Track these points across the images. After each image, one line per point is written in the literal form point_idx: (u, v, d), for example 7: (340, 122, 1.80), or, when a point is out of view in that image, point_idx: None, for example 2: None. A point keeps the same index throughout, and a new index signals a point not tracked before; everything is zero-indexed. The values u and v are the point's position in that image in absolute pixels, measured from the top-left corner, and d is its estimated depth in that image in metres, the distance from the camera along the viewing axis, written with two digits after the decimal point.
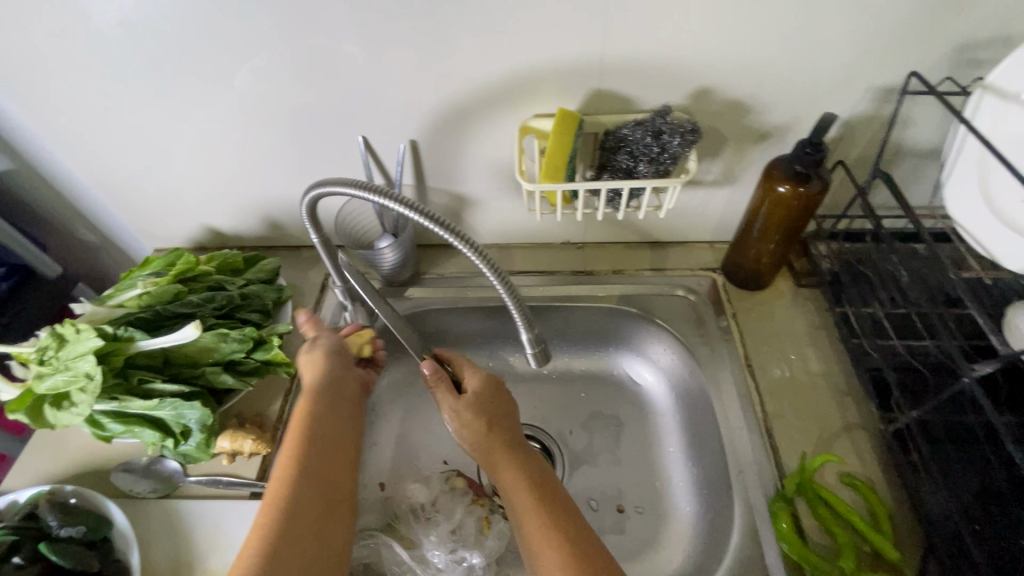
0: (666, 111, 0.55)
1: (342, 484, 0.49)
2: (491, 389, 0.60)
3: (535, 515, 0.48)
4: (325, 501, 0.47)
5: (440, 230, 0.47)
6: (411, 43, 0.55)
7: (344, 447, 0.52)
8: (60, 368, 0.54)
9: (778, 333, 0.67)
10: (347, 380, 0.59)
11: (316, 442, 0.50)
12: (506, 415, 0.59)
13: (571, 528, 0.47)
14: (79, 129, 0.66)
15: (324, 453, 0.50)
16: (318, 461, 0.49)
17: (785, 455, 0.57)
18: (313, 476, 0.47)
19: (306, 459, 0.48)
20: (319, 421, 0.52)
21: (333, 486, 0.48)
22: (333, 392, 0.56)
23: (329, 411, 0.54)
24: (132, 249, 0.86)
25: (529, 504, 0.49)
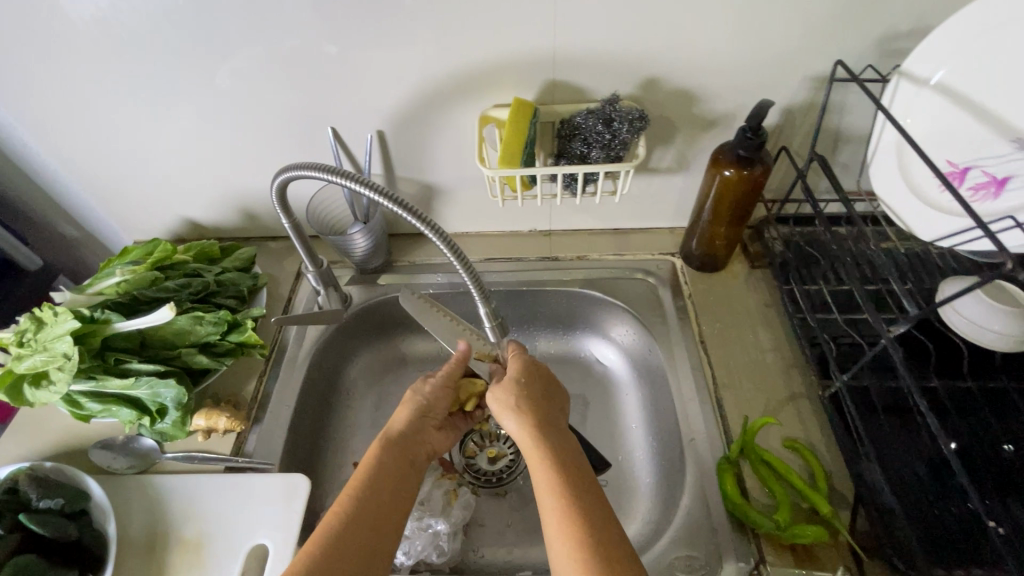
0: (615, 100, 0.59)
1: (396, 523, 0.48)
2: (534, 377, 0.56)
3: (555, 503, 0.43)
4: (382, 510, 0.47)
5: (409, 217, 0.49)
6: (374, 37, 0.58)
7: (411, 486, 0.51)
8: (39, 349, 0.56)
9: (730, 312, 0.71)
10: (431, 429, 0.57)
11: (382, 478, 0.49)
12: (540, 395, 0.55)
13: (591, 517, 0.42)
14: (56, 123, 0.68)
15: (389, 493, 0.49)
16: (381, 498, 0.48)
17: (732, 424, 0.60)
18: (372, 513, 0.47)
19: (370, 496, 0.48)
20: (395, 460, 0.51)
21: (386, 522, 0.47)
22: (416, 439, 0.55)
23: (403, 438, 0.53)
24: (111, 242, 0.88)
25: (547, 490, 0.45)
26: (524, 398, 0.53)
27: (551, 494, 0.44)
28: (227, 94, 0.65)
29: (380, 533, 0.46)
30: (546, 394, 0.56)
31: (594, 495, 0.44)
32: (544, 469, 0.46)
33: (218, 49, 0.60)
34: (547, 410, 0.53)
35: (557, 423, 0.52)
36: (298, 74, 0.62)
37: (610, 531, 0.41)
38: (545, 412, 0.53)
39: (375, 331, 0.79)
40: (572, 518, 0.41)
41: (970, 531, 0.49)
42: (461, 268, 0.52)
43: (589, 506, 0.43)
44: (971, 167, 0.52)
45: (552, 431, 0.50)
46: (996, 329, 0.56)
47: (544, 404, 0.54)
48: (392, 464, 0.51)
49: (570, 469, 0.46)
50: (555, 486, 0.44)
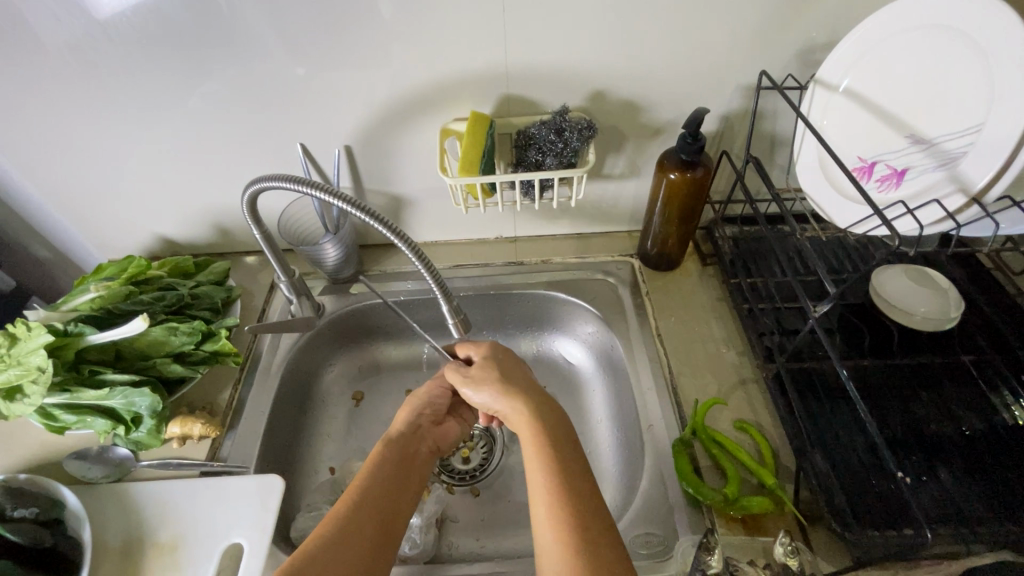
0: (565, 111, 0.64)
1: (399, 515, 0.51)
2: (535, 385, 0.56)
3: (543, 481, 0.46)
4: (387, 500, 0.51)
5: (380, 227, 0.52)
6: (340, 59, 0.62)
7: (412, 480, 0.55)
8: (13, 363, 0.58)
9: (685, 305, 0.75)
10: (428, 427, 0.61)
11: (387, 472, 0.53)
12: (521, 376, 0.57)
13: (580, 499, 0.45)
14: (31, 147, 0.70)
15: (391, 488, 0.52)
16: (382, 494, 0.51)
17: (686, 408, 0.64)
18: (376, 506, 0.50)
19: (373, 489, 0.51)
20: (395, 458, 0.55)
21: (389, 514, 0.50)
22: (414, 437, 0.59)
23: (407, 441, 0.58)
24: (85, 262, 0.89)
25: (535, 467, 0.47)
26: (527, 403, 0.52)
27: (540, 471, 0.47)
28: (199, 116, 0.68)
29: (384, 522, 0.49)
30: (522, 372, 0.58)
31: (584, 477, 0.47)
32: (534, 445, 0.49)
33: (190, 72, 0.63)
34: (548, 413, 0.52)
35: (556, 418, 0.52)
36: (268, 93, 0.66)
37: (594, 510, 0.44)
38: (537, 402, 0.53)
39: (350, 338, 0.82)
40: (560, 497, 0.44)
41: (899, 493, 0.53)
42: (426, 274, 0.54)
43: (578, 488, 0.45)
44: (877, 162, 0.58)
45: (539, 405, 0.53)
46: (920, 311, 0.63)
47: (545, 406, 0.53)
48: (391, 461, 0.55)
49: (560, 447, 0.49)
50: (545, 464, 0.47)
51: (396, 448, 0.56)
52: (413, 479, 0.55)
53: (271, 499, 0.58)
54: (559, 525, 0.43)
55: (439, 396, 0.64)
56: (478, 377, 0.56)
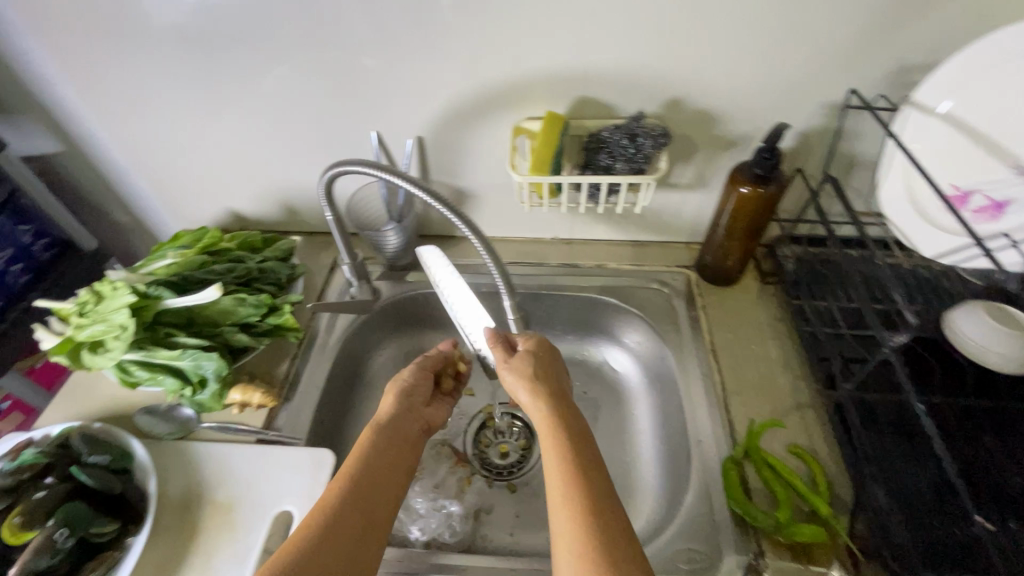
0: (640, 117, 0.64)
1: (391, 500, 0.51)
2: (556, 388, 0.56)
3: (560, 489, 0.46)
4: (379, 482, 0.51)
5: (445, 211, 0.53)
6: (423, 50, 0.63)
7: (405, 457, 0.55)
8: (98, 319, 0.61)
9: (742, 324, 0.74)
10: (419, 406, 0.62)
11: (379, 451, 0.54)
12: (557, 378, 0.58)
13: (596, 504, 0.44)
14: (125, 118, 0.74)
15: (380, 471, 0.52)
16: (375, 472, 0.52)
17: (739, 427, 0.63)
18: (368, 490, 0.50)
19: (364, 470, 0.51)
20: (386, 438, 0.56)
21: (382, 492, 0.51)
22: (406, 418, 0.60)
23: (399, 421, 0.58)
24: (159, 230, 0.94)
25: (554, 465, 0.48)
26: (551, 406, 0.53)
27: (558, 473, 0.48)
28: (280, 98, 0.70)
29: (374, 501, 0.50)
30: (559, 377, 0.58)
31: (599, 480, 0.47)
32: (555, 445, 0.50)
33: (278, 54, 0.66)
34: (573, 422, 0.52)
35: (580, 427, 0.52)
36: (350, 82, 0.68)
37: (606, 509, 0.44)
38: (564, 406, 0.54)
39: (401, 324, 0.84)
40: (579, 501, 0.45)
41: (968, 539, 0.50)
42: (489, 263, 0.55)
43: (595, 492, 0.45)
44: (973, 192, 0.58)
45: (562, 409, 0.53)
46: (1003, 352, 0.58)
47: (569, 414, 0.53)
48: (381, 441, 0.55)
49: (578, 452, 0.49)
50: (559, 469, 0.47)
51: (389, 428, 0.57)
52: (409, 454, 0.56)
53: (321, 472, 0.59)
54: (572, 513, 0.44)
55: (426, 378, 0.65)
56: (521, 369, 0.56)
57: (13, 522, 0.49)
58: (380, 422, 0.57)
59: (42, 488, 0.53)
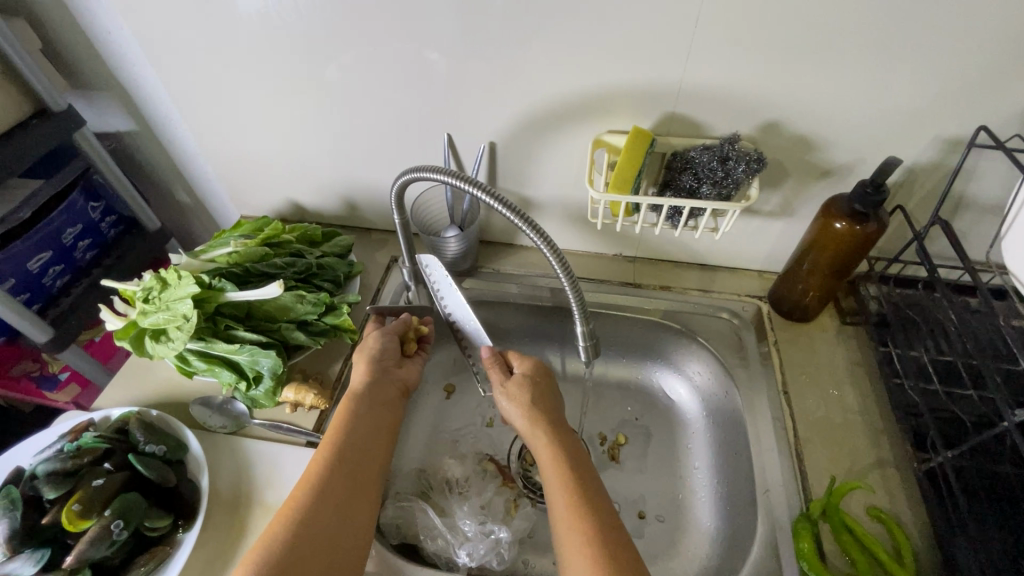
0: (734, 139, 0.59)
1: (373, 472, 0.54)
2: (546, 401, 0.62)
3: (563, 495, 0.51)
4: (364, 453, 0.54)
5: (513, 218, 0.50)
6: (508, 53, 0.60)
7: (387, 428, 0.58)
8: (162, 308, 0.61)
9: (817, 366, 0.69)
10: (395, 371, 0.64)
11: (363, 424, 0.56)
12: (549, 400, 0.63)
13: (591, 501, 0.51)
14: (198, 103, 0.74)
15: (365, 443, 0.55)
16: (360, 443, 0.54)
17: (812, 481, 0.59)
18: (354, 460, 0.53)
19: (349, 442, 0.54)
20: (367, 409, 0.58)
21: (367, 462, 0.54)
22: (384, 385, 0.62)
23: (379, 392, 0.60)
24: (220, 215, 0.94)
25: (551, 470, 0.54)
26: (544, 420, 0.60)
27: (554, 478, 0.54)
28: (354, 93, 0.69)
29: (361, 470, 0.52)
30: (552, 398, 0.64)
31: (593, 483, 0.53)
32: (549, 454, 0.56)
33: (358, 49, 0.64)
34: (562, 433, 0.59)
35: (568, 437, 0.59)
36: (427, 82, 0.65)
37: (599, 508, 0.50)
38: (555, 421, 0.60)
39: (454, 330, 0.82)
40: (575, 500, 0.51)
41: None
42: (564, 282, 0.53)
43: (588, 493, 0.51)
44: None
45: (553, 425, 0.60)
46: None
47: (559, 427, 0.60)
48: (364, 413, 0.57)
49: (570, 460, 0.55)
50: (556, 472, 0.54)
51: (371, 401, 0.59)
52: (389, 424, 0.59)
53: None
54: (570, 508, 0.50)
55: (395, 347, 0.65)
56: (516, 395, 0.62)
57: (71, 508, 0.49)
58: (356, 395, 0.59)
59: (99, 472, 0.53)
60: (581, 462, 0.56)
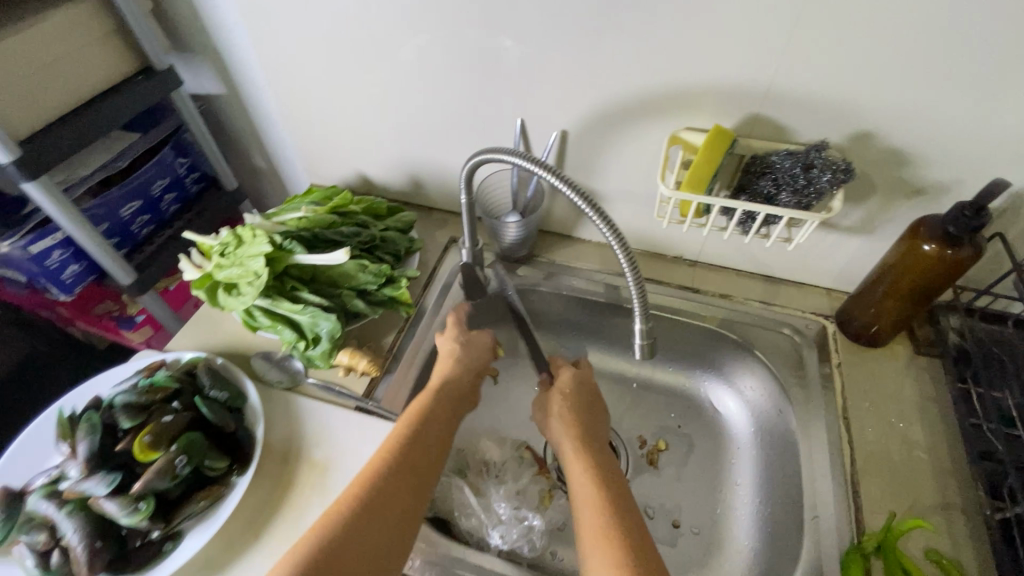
0: (822, 147, 0.56)
1: (427, 468, 0.53)
2: (587, 422, 0.61)
3: (594, 512, 0.49)
4: (423, 449, 0.54)
5: (583, 205, 0.49)
6: (591, 40, 0.59)
7: (447, 429, 0.58)
8: (235, 263, 0.65)
9: (884, 395, 0.65)
10: (465, 375, 0.63)
11: (427, 422, 0.56)
12: (590, 419, 0.62)
13: (627, 524, 0.47)
14: (282, 72, 0.77)
15: (425, 441, 0.55)
16: (420, 441, 0.54)
17: (868, 514, 0.56)
18: (412, 457, 0.53)
19: (410, 437, 0.54)
20: (432, 409, 0.58)
21: (423, 460, 0.53)
22: (453, 388, 0.61)
23: (446, 395, 0.60)
24: (291, 181, 0.98)
25: (585, 486, 0.52)
26: (582, 437, 0.59)
27: (586, 493, 0.51)
28: (431, 71, 0.69)
29: (416, 466, 0.52)
30: (597, 419, 0.63)
31: (629, 506, 0.50)
32: (583, 471, 0.54)
33: (441, 27, 0.64)
34: (601, 455, 0.57)
35: (607, 459, 0.57)
36: (506, 65, 0.65)
37: (635, 532, 0.47)
38: (595, 442, 0.59)
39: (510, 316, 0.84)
40: (607, 517, 0.48)
41: None
42: (630, 278, 0.51)
43: (623, 515, 0.48)
44: None
45: (593, 446, 0.58)
46: None
47: (599, 450, 0.58)
48: (428, 412, 0.57)
49: (608, 479, 0.53)
50: (590, 487, 0.52)
51: (437, 402, 0.59)
52: (449, 426, 0.58)
53: None
54: (601, 525, 0.47)
55: (466, 350, 0.65)
56: (555, 406, 0.63)
57: (143, 439, 0.53)
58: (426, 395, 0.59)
59: (169, 410, 0.56)
60: (619, 485, 0.53)
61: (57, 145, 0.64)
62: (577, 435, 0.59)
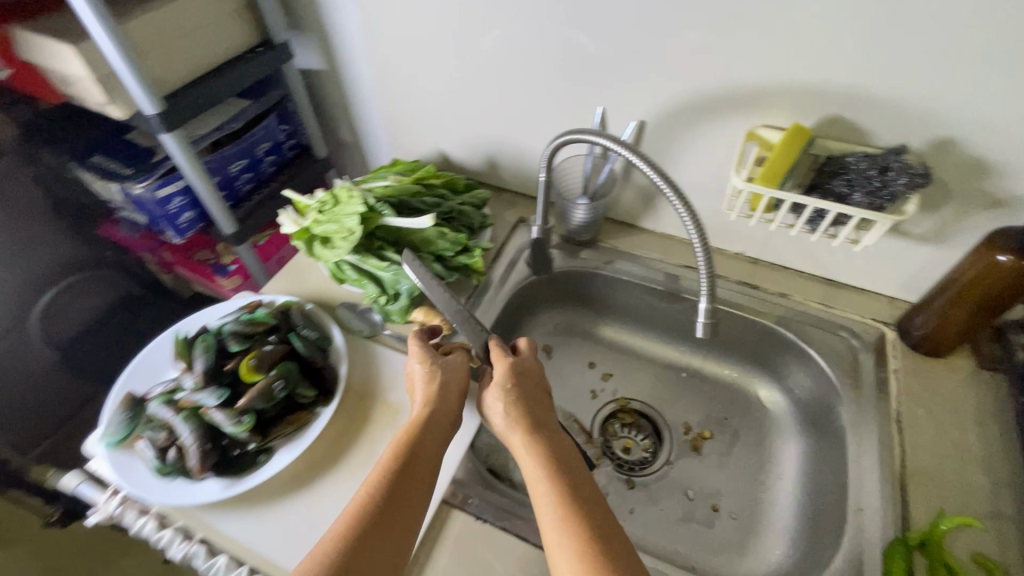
0: (901, 151, 0.57)
1: (407, 513, 0.48)
2: (533, 408, 0.57)
3: (557, 513, 0.45)
4: (403, 491, 0.49)
5: (663, 186, 0.54)
6: (679, 36, 0.63)
7: (429, 463, 0.53)
8: (332, 220, 0.72)
9: (941, 403, 0.65)
10: (447, 398, 0.58)
11: (405, 459, 0.51)
12: (536, 404, 0.58)
13: (594, 522, 0.45)
14: (380, 51, 0.83)
15: (406, 485, 0.49)
16: (399, 484, 0.49)
17: (914, 512, 0.57)
18: (389, 503, 0.48)
19: (387, 480, 0.49)
20: (409, 444, 0.53)
21: (402, 504, 0.48)
22: (435, 417, 0.56)
23: (430, 423, 0.55)
24: (374, 155, 1.05)
25: (543, 483, 0.48)
26: (531, 426, 0.54)
27: (545, 491, 0.48)
28: (519, 57, 0.74)
29: (393, 515, 0.47)
30: (544, 406, 0.58)
31: (594, 499, 0.47)
32: (537, 466, 0.50)
33: (534, 17, 0.69)
34: (556, 443, 0.53)
35: (565, 447, 0.53)
36: (592, 55, 0.69)
37: (605, 530, 0.44)
38: (545, 430, 0.54)
39: (568, 297, 0.88)
40: (573, 516, 0.45)
41: None
42: (700, 258, 0.55)
43: (590, 511, 0.45)
44: None
45: (544, 434, 0.54)
46: None
47: (554, 437, 0.54)
48: (405, 448, 0.52)
49: (564, 471, 0.49)
50: (549, 483, 0.48)
51: (414, 434, 0.54)
52: (433, 458, 0.53)
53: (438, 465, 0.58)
54: (568, 528, 0.44)
55: (441, 373, 0.60)
56: (496, 394, 0.57)
57: (249, 361, 0.60)
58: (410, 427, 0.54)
59: (268, 341, 0.64)
60: (581, 477, 0.50)
61: (192, 101, 0.72)
62: (522, 423, 0.54)
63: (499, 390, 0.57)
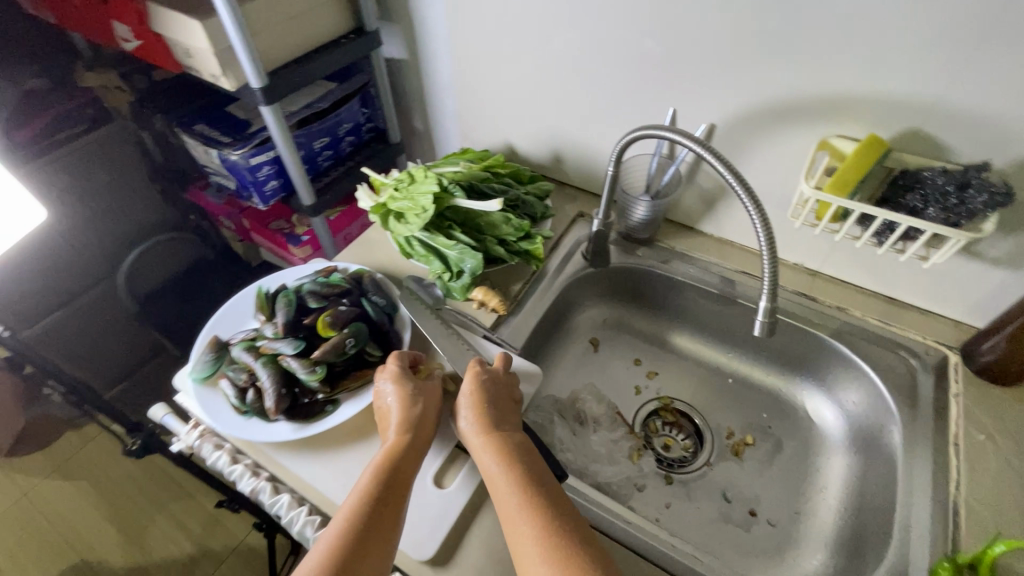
0: (984, 168, 0.57)
1: (384, 540, 0.48)
2: (500, 414, 0.58)
3: (527, 520, 0.47)
4: (379, 516, 0.49)
5: (733, 181, 0.55)
6: (759, 43, 0.64)
7: (404, 486, 0.53)
8: (406, 198, 0.76)
9: (1004, 431, 0.63)
10: (418, 420, 0.58)
11: (381, 485, 0.51)
12: (503, 411, 0.59)
13: (562, 525, 0.47)
14: (461, 44, 0.88)
15: (381, 515, 0.49)
16: (376, 512, 0.49)
17: (965, 534, 0.55)
18: (368, 533, 0.48)
19: (364, 508, 0.49)
20: (384, 470, 0.53)
21: (379, 531, 0.48)
22: (408, 442, 0.56)
23: (402, 445, 0.55)
24: (443, 144, 1.10)
25: (511, 490, 0.50)
26: (495, 432, 0.55)
27: (513, 498, 0.49)
28: (595, 57, 0.77)
29: (371, 543, 0.47)
30: (510, 414, 0.59)
31: (559, 502, 0.49)
32: (504, 472, 0.51)
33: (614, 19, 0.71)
34: (521, 447, 0.55)
35: (529, 451, 0.54)
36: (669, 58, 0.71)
37: (572, 531, 0.46)
38: (509, 434, 0.56)
39: (618, 292, 0.90)
40: (541, 520, 0.47)
41: None
42: (765, 258, 0.56)
43: (556, 514, 0.48)
44: None
45: (509, 439, 0.55)
46: None
47: (519, 442, 0.55)
48: (381, 474, 0.52)
49: (530, 477, 0.51)
50: (517, 489, 0.49)
51: (386, 458, 0.54)
52: (407, 481, 0.53)
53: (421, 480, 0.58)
54: (538, 534, 0.46)
55: (413, 397, 0.59)
56: (465, 402, 0.58)
57: (325, 318, 0.65)
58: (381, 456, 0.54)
59: (342, 303, 0.69)
60: (546, 480, 0.52)
61: (290, 80, 0.78)
62: (489, 430, 0.55)
63: (468, 397, 0.58)
